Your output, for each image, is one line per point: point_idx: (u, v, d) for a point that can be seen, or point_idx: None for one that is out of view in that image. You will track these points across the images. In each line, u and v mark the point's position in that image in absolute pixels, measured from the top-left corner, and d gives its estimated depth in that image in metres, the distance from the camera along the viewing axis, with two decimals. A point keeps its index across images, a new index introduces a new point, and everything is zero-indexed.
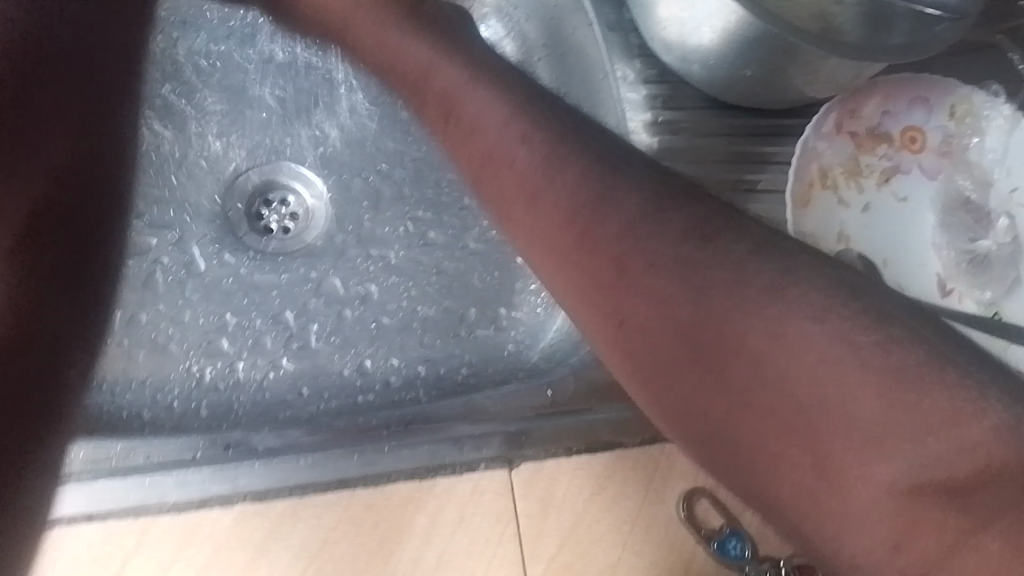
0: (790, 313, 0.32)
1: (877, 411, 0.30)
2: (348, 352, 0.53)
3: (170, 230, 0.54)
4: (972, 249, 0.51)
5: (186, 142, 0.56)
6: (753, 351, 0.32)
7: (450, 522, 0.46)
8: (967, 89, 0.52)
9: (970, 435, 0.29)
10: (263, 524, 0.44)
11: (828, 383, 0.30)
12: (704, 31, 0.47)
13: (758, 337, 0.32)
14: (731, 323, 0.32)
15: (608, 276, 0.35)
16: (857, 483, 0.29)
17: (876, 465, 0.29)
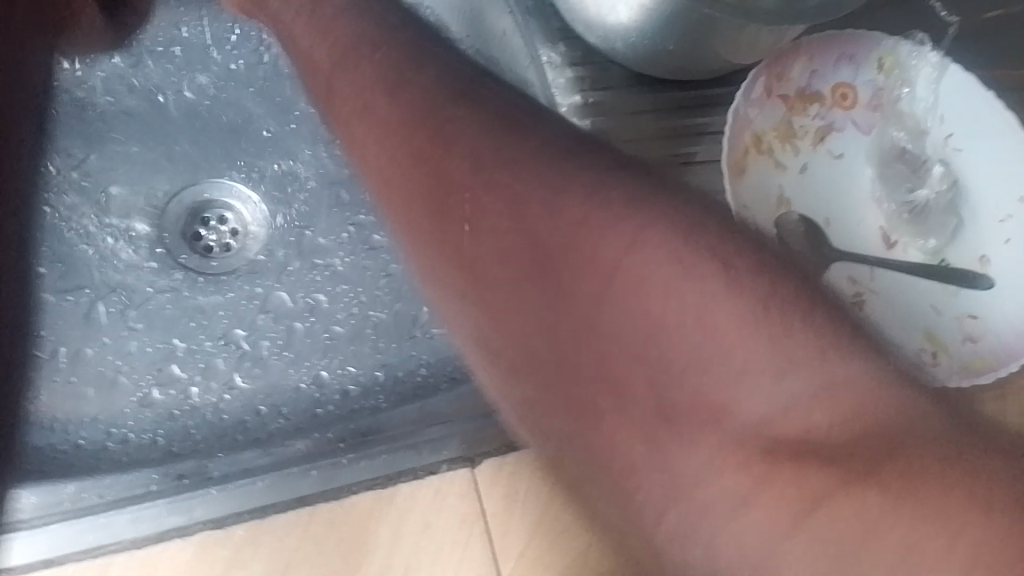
0: (643, 245, 0.28)
1: (737, 350, 0.27)
2: (302, 365, 0.52)
3: (108, 268, 0.53)
4: (910, 201, 0.51)
5: (113, 177, 0.54)
6: (631, 283, 0.28)
7: (414, 529, 0.47)
8: (893, 41, 0.52)
9: (844, 379, 0.27)
10: (225, 553, 0.45)
11: (679, 331, 0.28)
12: (622, 9, 0.46)
13: (615, 275, 0.28)
14: (586, 278, 0.29)
15: (481, 247, 0.31)
16: (699, 414, 0.27)
17: (735, 404, 0.27)
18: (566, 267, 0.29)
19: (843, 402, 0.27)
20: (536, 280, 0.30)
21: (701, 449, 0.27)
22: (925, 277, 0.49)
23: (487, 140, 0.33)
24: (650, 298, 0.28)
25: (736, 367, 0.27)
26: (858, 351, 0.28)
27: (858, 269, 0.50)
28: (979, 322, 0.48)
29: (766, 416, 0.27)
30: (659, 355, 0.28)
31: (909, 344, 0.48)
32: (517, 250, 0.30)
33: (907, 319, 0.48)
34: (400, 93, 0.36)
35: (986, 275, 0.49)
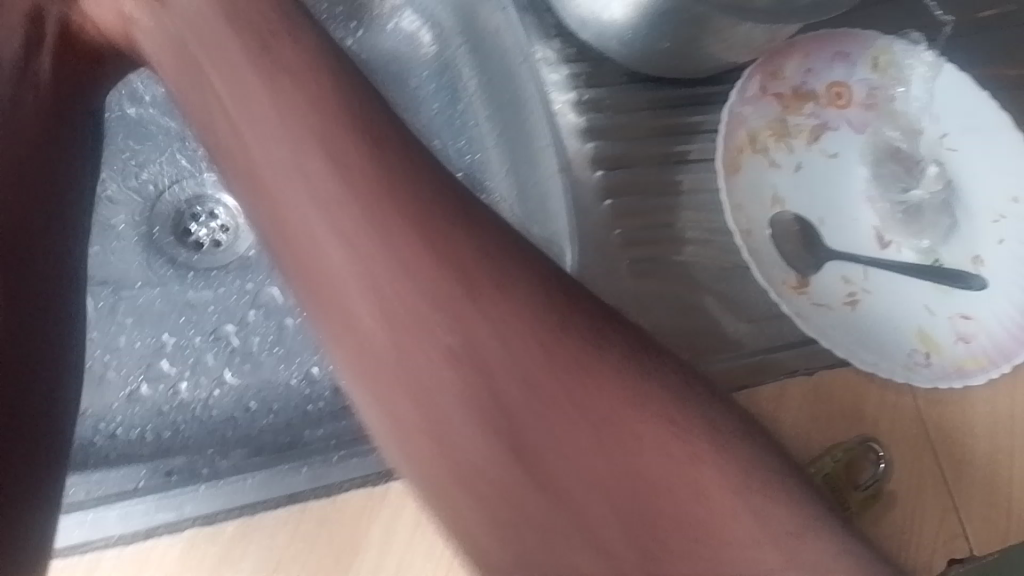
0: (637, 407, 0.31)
1: (668, 467, 0.31)
2: (292, 362, 0.52)
3: (95, 264, 0.53)
4: (904, 200, 0.51)
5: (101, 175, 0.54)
6: (593, 404, 0.31)
7: (406, 528, 0.43)
8: (887, 40, 0.52)
9: (792, 523, 0.31)
10: (215, 549, 0.42)
11: (688, 483, 0.31)
12: (616, 6, 0.46)
13: (616, 426, 0.31)
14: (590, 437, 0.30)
15: (456, 384, 0.31)
16: (639, 517, 0.30)
17: (731, 558, 0.30)
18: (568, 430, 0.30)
19: (777, 503, 0.31)
20: (498, 385, 0.31)
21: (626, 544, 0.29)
22: (918, 276, 0.49)
23: (467, 261, 0.32)
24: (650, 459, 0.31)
25: (715, 501, 0.31)
26: (792, 494, 0.32)
27: (850, 269, 0.50)
28: (971, 323, 0.47)
29: (750, 562, 0.30)
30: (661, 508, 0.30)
31: (903, 344, 0.47)
32: (478, 359, 0.31)
33: (900, 320, 0.48)
34: (332, 141, 0.33)
35: (979, 275, 0.49)
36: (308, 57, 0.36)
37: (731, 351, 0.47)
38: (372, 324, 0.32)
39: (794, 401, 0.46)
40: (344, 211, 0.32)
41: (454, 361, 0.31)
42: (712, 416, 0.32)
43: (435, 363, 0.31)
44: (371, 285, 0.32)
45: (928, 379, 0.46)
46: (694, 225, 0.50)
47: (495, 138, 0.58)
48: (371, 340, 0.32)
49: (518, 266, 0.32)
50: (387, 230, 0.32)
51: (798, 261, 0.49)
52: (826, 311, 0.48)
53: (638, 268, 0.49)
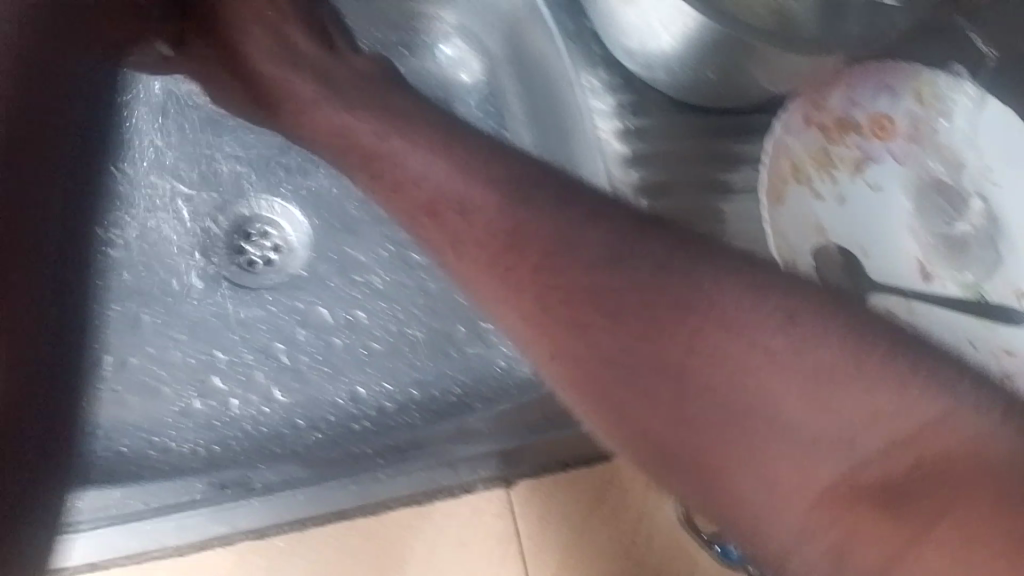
0: (719, 304, 0.33)
1: (813, 424, 0.30)
2: (339, 381, 0.53)
3: (148, 282, 0.54)
4: (948, 233, 0.50)
5: (155, 195, 0.55)
6: (699, 372, 0.32)
7: (450, 546, 0.49)
8: (931, 72, 0.51)
9: (932, 413, 0.30)
10: (266, 560, 0.47)
11: (768, 401, 0.31)
12: (664, 36, 0.47)
13: (710, 348, 0.32)
14: (680, 340, 0.32)
15: (545, 313, 0.34)
16: (793, 475, 0.30)
17: (828, 463, 0.30)
18: (664, 348, 0.32)
19: (904, 400, 0.30)
20: (591, 333, 0.33)
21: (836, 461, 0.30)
22: (961, 312, 0.49)
23: (543, 213, 0.36)
24: (743, 374, 0.31)
25: (814, 419, 0.30)
26: (933, 383, 0.30)
27: (890, 301, 0.51)
28: (1015, 359, 0.47)
29: (863, 467, 0.30)
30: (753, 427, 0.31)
31: None
32: (603, 347, 0.33)
33: None
34: (422, 155, 0.40)
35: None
36: (420, 112, 0.43)
37: None
38: (500, 291, 0.35)
39: None
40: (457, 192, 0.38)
41: (563, 297, 0.34)
42: (819, 320, 0.32)
43: (571, 300, 0.34)
44: (486, 264, 0.36)
45: None
46: None
47: None
48: (511, 274, 0.35)
49: (597, 211, 0.36)
50: (476, 206, 0.37)
51: (841, 287, 0.52)
52: None
53: None
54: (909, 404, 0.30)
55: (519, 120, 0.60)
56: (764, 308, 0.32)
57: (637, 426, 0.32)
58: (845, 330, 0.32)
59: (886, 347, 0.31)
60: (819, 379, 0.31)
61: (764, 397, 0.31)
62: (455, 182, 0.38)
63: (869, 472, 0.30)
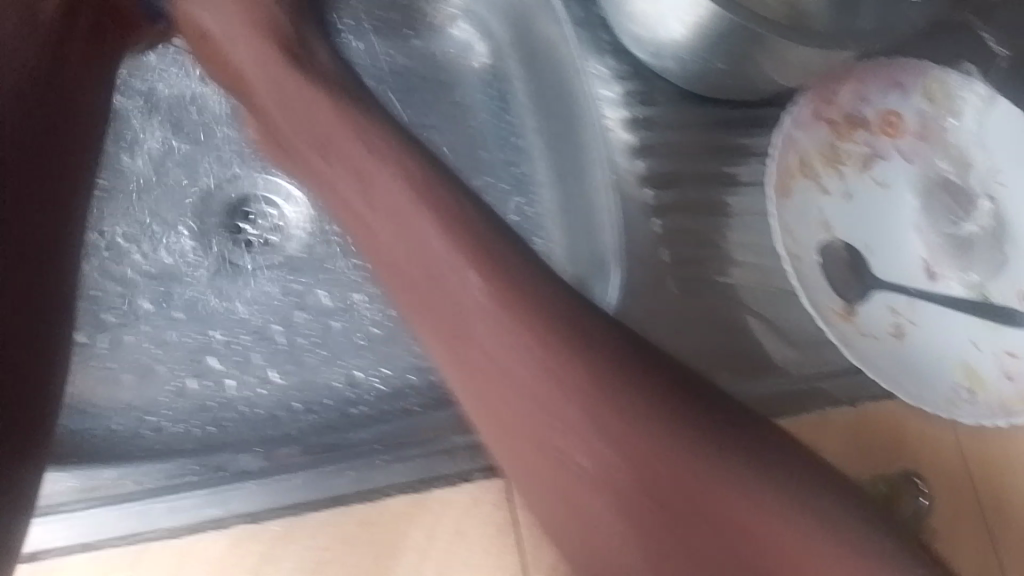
0: (736, 485, 0.34)
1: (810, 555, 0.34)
2: (335, 364, 0.52)
3: (143, 260, 0.53)
4: (956, 233, 0.50)
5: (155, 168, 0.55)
6: (716, 495, 0.34)
7: (447, 536, 0.44)
8: (940, 70, 0.52)
9: None
10: (261, 546, 0.43)
11: (781, 542, 0.34)
12: (674, 25, 0.46)
13: (714, 490, 0.34)
14: (695, 530, 0.34)
15: (604, 458, 0.35)
16: None
17: None
18: (674, 485, 0.34)
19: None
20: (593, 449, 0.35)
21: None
22: (965, 312, 0.48)
23: (562, 343, 0.37)
24: (735, 504, 0.34)
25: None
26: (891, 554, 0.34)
27: (896, 300, 0.49)
28: (1017, 360, 0.46)
29: None
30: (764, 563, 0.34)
31: (948, 380, 0.47)
32: (623, 458, 0.35)
33: (945, 354, 0.47)
34: (446, 247, 0.40)
35: None
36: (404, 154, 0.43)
37: (774, 375, 0.47)
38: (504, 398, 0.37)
39: (836, 430, 0.46)
40: (466, 309, 0.38)
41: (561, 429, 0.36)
42: (797, 485, 0.35)
43: (557, 430, 0.36)
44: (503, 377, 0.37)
45: (973, 417, 0.45)
46: (742, 248, 0.50)
47: (545, 152, 0.57)
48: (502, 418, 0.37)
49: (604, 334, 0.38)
50: (490, 310, 0.38)
51: (844, 287, 0.49)
52: (870, 341, 0.48)
53: (685, 289, 0.49)
54: (862, 568, 0.33)
55: (524, 107, 0.58)
56: (763, 478, 0.35)
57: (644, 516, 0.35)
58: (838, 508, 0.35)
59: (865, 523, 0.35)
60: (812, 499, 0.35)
61: (763, 532, 0.34)
62: (485, 299, 0.38)
63: None
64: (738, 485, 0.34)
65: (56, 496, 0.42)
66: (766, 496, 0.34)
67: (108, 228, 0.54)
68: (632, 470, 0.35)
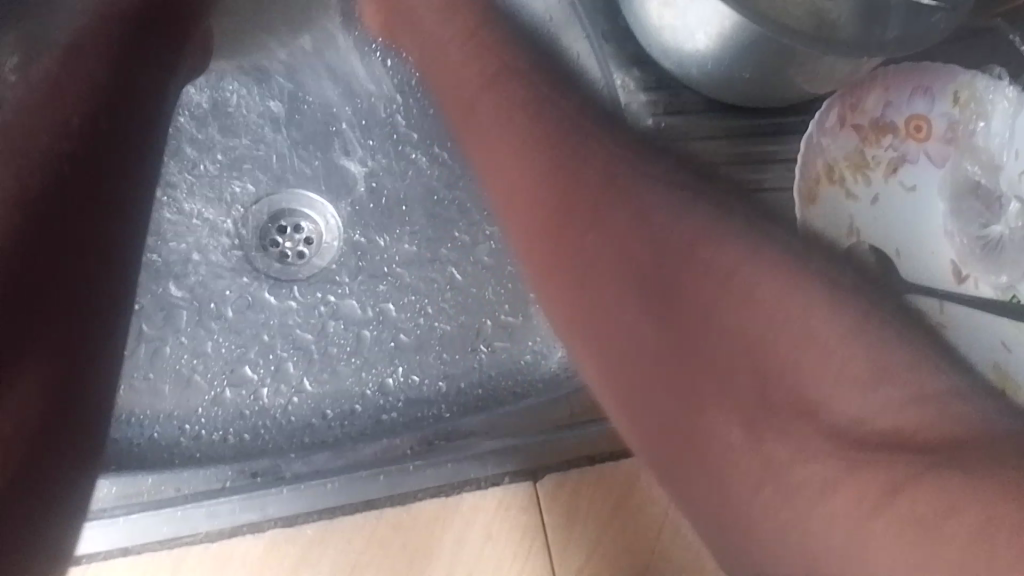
0: (737, 256, 0.36)
1: (837, 356, 0.33)
2: (368, 373, 0.54)
3: (182, 279, 0.56)
4: (983, 235, 0.51)
5: (197, 202, 0.58)
6: (709, 296, 0.35)
7: (477, 538, 0.50)
8: (970, 76, 0.52)
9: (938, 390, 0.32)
10: (296, 548, 0.48)
11: (802, 329, 0.33)
12: (698, 36, 0.47)
13: (718, 257, 0.36)
14: (701, 287, 0.35)
15: (567, 170, 0.41)
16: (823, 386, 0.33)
17: (843, 404, 0.32)
18: (665, 269, 0.36)
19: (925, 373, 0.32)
20: (574, 164, 0.41)
21: (873, 460, 0.31)
22: (995, 313, 0.48)
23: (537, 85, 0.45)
24: (738, 292, 0.35)
25: (839, 379, 0.32)
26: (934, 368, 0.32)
27: (926, 302, 0.49)
28: None
29: (866, 391, 0.32)
30: (772, 357, 0.34)
31: None
32: (621, 238, 0.38)
33: (976, 353, 0.47)
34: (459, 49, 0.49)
35: None
36: None
37: None
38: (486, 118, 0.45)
39: None
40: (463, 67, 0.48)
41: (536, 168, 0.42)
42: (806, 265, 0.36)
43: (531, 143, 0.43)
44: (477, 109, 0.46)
45: None
46: None
47: None
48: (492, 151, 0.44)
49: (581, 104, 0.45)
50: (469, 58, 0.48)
51: None
52: None
53: None
54: (864, 349, 0.33)
55: None
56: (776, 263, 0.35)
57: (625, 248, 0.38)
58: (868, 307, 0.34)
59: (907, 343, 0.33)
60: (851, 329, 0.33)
61: (779, 321, 0.34)
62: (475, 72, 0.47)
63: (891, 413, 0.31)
64: (741, 265, 0.36)
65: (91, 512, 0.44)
66: (761, 269, 0.35)
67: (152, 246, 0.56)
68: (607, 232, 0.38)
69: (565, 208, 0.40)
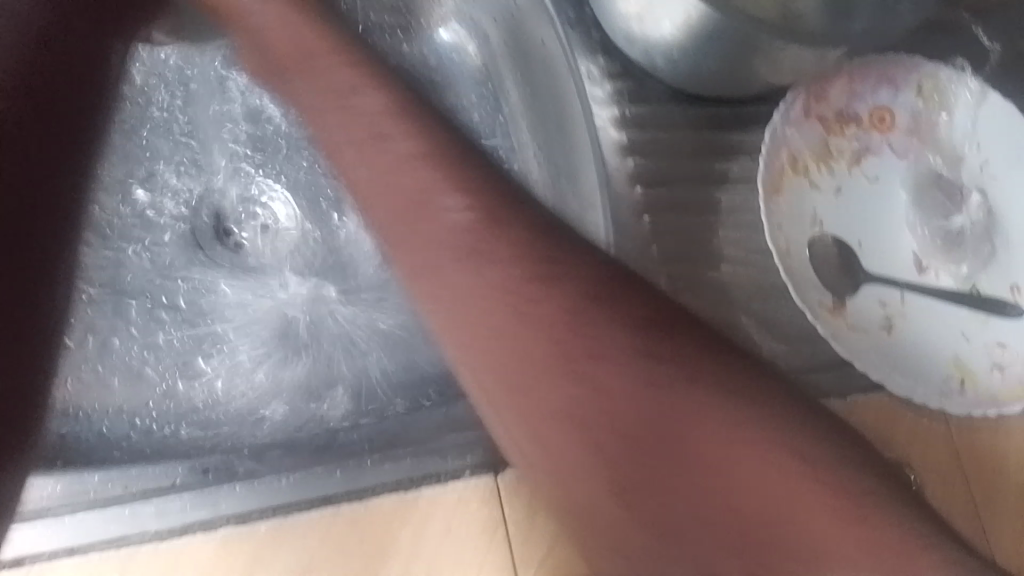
0: (617, 375, 0.35)
1: (725, 461, 0.34)
2: (323, 360, 0.52)
3: (131, 273, 0.54)
4: (946, 226, 0.51)
5: (138, 183, 0.56)
6: (610, 409, 0.35)
7: (437, 531, 0.51)
8: (933, 66, 0.51)
9: (817, 496, 0.33)
10: (248, 548, 0.49)
11: (684, 441, 0.34)
12: (664, 24, 0.46)
13: (610, 369, 0.35)
14: (576, 384, 0.36)
15: (454, 243, 0.39)
16: (708, 494, 0.34)
17: (747, 499, 0.34)
18: (540, 353, 0.36)
19: (804, 464, 0.34)
20: (459, 241, 0.39)
21: (735, 558, 0.33)
22: (955, 304, 0.49)
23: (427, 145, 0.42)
24: (638, 394, 0.35)
25: (726, 483, 0.34)
26: (810, 471, 0.34)
27: (888, 293, 0.49)
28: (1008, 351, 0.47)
29: (749, 493, 0.34)
30: (665, 475, 0.34)
31: (938, 372, 0.48)
32: (525, 342, 0.37)
33: (938, 345, 0.48)
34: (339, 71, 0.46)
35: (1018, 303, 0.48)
36: None
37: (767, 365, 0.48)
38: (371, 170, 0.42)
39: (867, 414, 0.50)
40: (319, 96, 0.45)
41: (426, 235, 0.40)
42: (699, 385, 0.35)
43: (421, 213, 0.40)
44: (365, 142, 0.43)
45: (963, 408, 0.47)
46: (732, 245, 0.50)
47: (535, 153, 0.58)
48: (382, 194, 0.42)
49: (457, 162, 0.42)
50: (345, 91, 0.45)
51: (837, 285, 0.49)
52: (860, 335, 0.48)
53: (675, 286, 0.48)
54: (747, 456, 0.34)
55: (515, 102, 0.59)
56: (667, 383, 0.35)
57: (512, 352, 0.37)
58: (748, 408, 0.35)
59: (784, 442, 0.34)
60: (728, 445, 0.34)
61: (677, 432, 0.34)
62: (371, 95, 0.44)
63: (764, 517, 0.33)
64: (625, 378, 0.35)
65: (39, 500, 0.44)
66: (645, 384, 0.35)
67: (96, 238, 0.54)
68: (495, 314, 0.37)
69: (535, 290, 0.37)
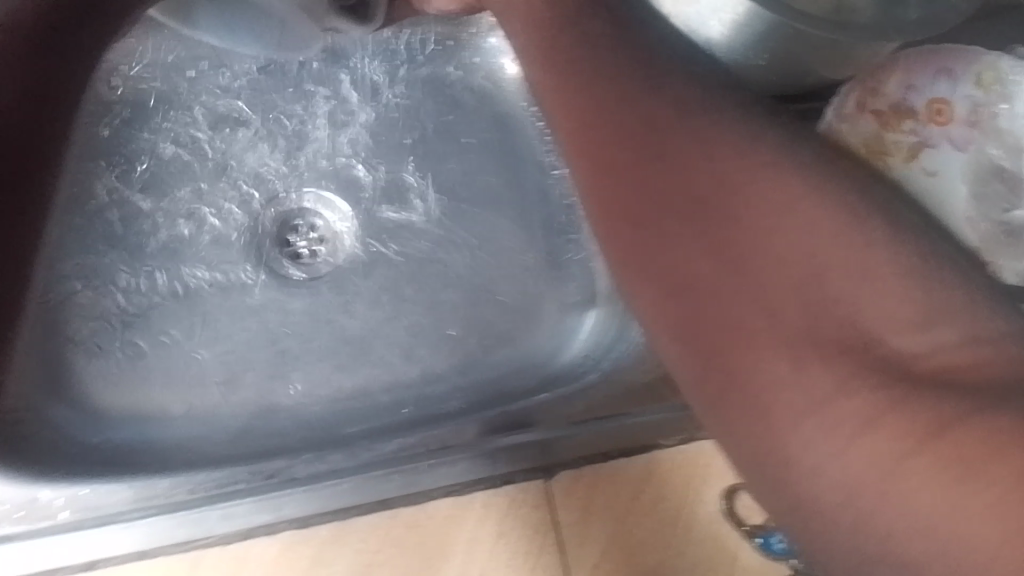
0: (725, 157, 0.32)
1: (842, 264, 0.29)
2: (382, 357, 0.55)
3: (188, 290, 0.55)
4: (1008, 221, 0.48)
5: (195, 199, 0.57)
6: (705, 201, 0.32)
7: (489, 534, 0.52)
8: (993, 56, 0.51)
9: (953, 337, 0.28)
10: (309, 550, 0.51)
11: (796, 231, 0.30)
12: (711, 24, 0.46)
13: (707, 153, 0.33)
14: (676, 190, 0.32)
15: (563, 66, 0.38)
16: (818, 311, 0.29)
17: (878, 333, 0.28)
18: (630, 151, 0.34)
19: (929, 278, 0.29)
20: (561, 67, 0.38)
21: (866, 411, 0.26)
22: None
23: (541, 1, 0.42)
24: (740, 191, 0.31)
25: (831, 284, 0.29)
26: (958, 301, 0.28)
27: None
28: None
29: (876, 316, 0.28)
30: (759, 278, 0.29)
31: None
32: (613, 148, 0.34)
33: None
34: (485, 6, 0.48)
35: None
36: None
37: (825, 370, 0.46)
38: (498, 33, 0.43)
39: None
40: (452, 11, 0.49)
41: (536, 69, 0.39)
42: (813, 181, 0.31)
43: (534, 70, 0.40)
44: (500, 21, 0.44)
45: None
46: None
47: None
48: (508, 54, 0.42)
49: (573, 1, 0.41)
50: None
51: None
52: None
53: None
54: (857, 252, 0.29)
55: None
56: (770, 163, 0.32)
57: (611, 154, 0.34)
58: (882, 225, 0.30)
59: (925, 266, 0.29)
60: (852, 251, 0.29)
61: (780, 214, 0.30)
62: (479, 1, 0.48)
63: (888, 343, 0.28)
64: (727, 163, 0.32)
65: (111, 506, 0.45)
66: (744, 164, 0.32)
67: (152, 255, 0.56)
68: (597, 118, 0.35)
69: (600, 79, 0.37)
